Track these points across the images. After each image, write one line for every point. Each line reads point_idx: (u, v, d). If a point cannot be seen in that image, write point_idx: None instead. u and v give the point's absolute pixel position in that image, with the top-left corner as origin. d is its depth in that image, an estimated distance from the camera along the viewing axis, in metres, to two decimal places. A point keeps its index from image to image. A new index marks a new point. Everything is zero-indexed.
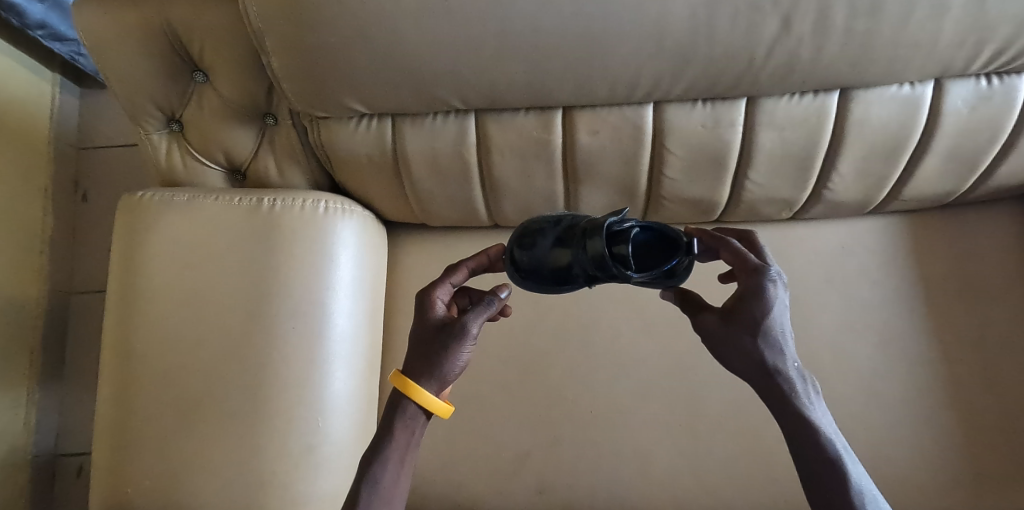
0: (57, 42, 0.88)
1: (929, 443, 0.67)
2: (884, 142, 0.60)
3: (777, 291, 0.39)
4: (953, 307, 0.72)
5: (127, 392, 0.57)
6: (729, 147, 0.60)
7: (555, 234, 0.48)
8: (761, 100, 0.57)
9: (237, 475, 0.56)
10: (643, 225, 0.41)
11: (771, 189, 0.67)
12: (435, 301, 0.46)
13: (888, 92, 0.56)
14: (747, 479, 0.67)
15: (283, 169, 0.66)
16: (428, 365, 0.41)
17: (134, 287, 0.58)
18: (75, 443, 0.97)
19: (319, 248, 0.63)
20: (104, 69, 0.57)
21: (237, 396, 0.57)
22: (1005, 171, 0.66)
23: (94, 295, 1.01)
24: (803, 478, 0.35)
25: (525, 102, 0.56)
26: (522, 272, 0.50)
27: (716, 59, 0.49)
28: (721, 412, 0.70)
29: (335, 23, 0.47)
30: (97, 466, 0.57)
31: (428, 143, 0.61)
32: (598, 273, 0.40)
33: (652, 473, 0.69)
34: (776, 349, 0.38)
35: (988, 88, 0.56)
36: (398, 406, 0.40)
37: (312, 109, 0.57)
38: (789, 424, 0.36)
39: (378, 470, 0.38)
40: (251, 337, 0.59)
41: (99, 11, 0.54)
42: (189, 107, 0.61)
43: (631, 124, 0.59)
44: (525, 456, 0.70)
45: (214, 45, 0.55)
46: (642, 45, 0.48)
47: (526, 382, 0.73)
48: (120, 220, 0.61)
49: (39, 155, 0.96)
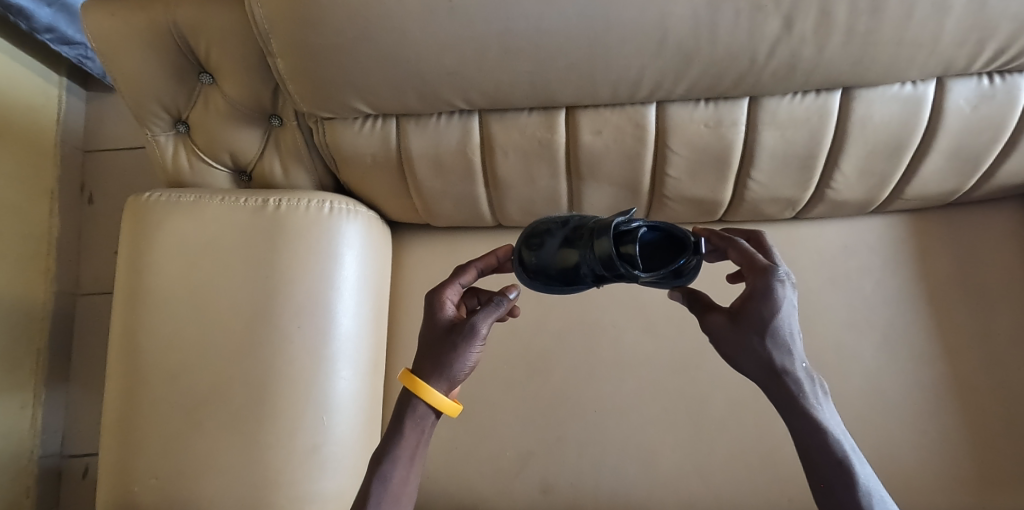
0: (65, 46, 0.89)
1: (933, 442, 0.67)
2: (887, 142, 0.60)
3: (784, 292, 0.39)
4: (956, 306, 0.72)
5: (133, 391, 0.57)
6: (731, 146, 0.61)
7: (563, 235, 0.48)
8: (763, 100, 0.57)
9: (243, 474, 0.56)
10: (650, 225, 0.41)
11: (774, 189, 0.67)
12: (444, 301, 0.46)
13: (890, 91, 0.56)
14: (750, 478, 0.67)
15: (288, 169, 0.67)
16: (438, 365, 0.41)
17: (141, 287, 0.59)
18: (81, 444, 0.97)
19: (324, 248, 0.63)
20: (111, 71, 0.58)
21: (243, 395, 0.58)
22: (1007, 170, 0.66)
23: (99, 296, 1.01)
24: (809, 478, 0.36)
25: (528, 101, 0.56)
26: (530, 272, 0.50)
27: (719, 58, 0.49)
28: (725, 411, 0.70)
29: (340, 24, 0.47)
30: (103, 464, 0.58)
31: (432, 143, 0.61)
32: (605, 272, 0.41)
33: (656, 472, 0.69)
34: (784, 349, 0.38)
35: (990, 86, 0.56)
36: (408, 405, 0.41)
37: (317, 110, 0.57)
38: (797, 425, 0.37)
39: (388, 468, 0.39)
40: (256, 336, 0.59)
41: (105, 13, 0.54)
42: (196, 109, 0.62)
43: (633, 124, 0.59)
44: (529, 456, 0.70)
45: (220, 47, 0.55)
46: (645, 45, 0.48)
47: (530, 381, 0.73)
48: (127, 220, 0.62)
49: (46, 159, 0.96)
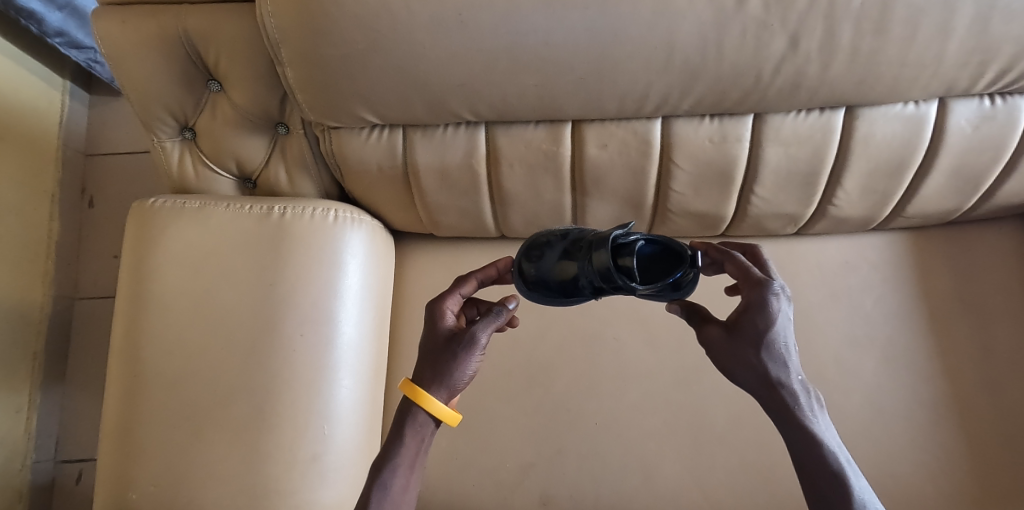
0: (74, 49, 0.89)
1: (936, 460, 0.67)
2: (889, 161, 0.61)
3: (780, 304, 0.40)
4: (956, 324, 0.72)
5: (134, 396, 0.57)
6: (735, 162, 0.61)
7: (562, 248, 0.49)
8: (769, 117, 0.57)
9: (244, 481, 0.56)
10: (649, 238, 0.41)
11: (776, 204, 0.67)
12: (445, 311, 0.46)
13: (893, 110, 0.56)
14: (752, 494, 0.67)
15: (294, 177, 0.67)
16: (439, 374, 0.41)
17: (144, 294, 0.58)
18: (75, 449, 0.96)
19: (328, 256, 0.63)
20: (120, 77, 0.58)
21: (244, 402, 0.57)
22: (1008, 190, 0.66)
23: (99, 300, 1.01)
24: (805, 490, 0.36)
25: (535, 114, 0.57)
26: (530, 283, 0.51)
27: (725, 76, 0.50)
28: (727, 425, 0.70)
29: (350, 34, 0.47)
30: (102, 472, 0.57)
31: (438, 154, 0.61)
32: (603, 284, 0.41)
33: (657, 487, 0.68)
34: (780, 361, 0.38)
35: (992, 107, 0.56)
36: (408, 413, 0.41)
37: (325, 119, 0.57)
38: (792, 437, 0.37)
39: (389, 476, 0.38)
40: (259, 344, 0.59)
41: (117, 19, 0.54)
42: (203, 116, 0.62)
43: (639, 138, 0.59)
44: (529, 467, 0.70)
45: (229, 55, 0.56)
46: (652, 62, 0.49)
47: (531, 393, 0.73)
48: (131, 225, 0.61)
49: (49, 162, 0.96)
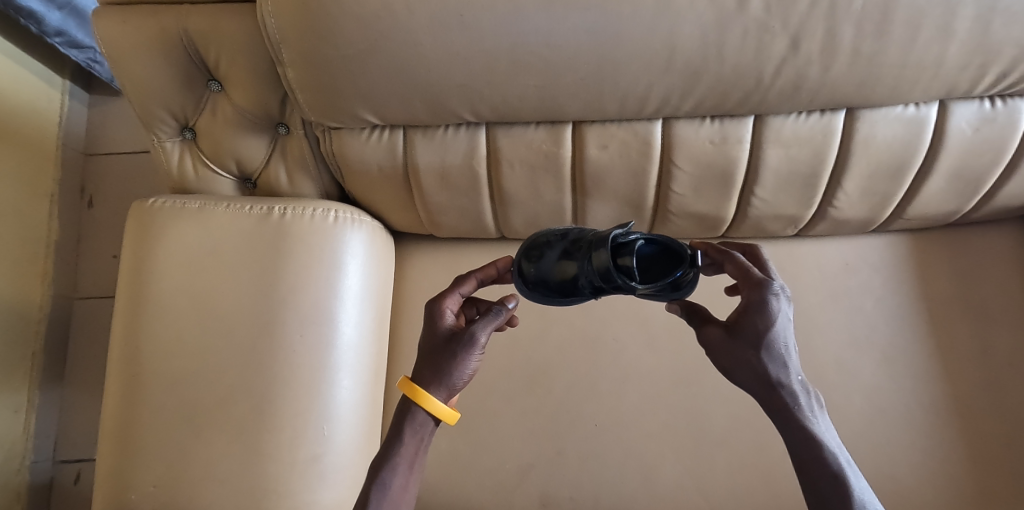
0: (74, 49, 0.89)
1: (935, 462, 0.67)
2: (889, 162, 0.61)
3: (779, 305, 0.40)
4: (956, 326, 0.72)
5: (133, 396, 0.57)
6: (736, 163, 0.61)
7: (562, 248, 0.48)
8: (769, 118, 0.57)
9: (243, 481, 0.56)
10: (649, 238, 0.41)
11: (777, 205, 0.67)
12: (444, 310, 0.46)
13: (893, 112, 0.56)
14: (752, 495, 0.67)
15: (294, 177, 0.67)
16: (438, 373, 0.41)
17: (144, 293, 0.58)
18: (73, 449, 0.96)
19: (328, 257, 0.63)
20: (120, 77, 0.58)
21: (243, 402, 0.57)
22: (1008, 192, 0.66)
23: (98, 300, 1.01)
24: (805, 491, 0.36)
25: (536, 115, 0.57)
26: (529, 283, 0.51)
27: (726, 78, 0.50)
28: (726, 426, 0.70)
29: (351, 34, 0.47)
30: (101, 472, 0.57)
31: (438, 154, 0.61)
32: (602, 284, 0.41)
33: (657, 488, 0.68)
34: (779, 362, 0.38)
35: (992, 109, 0.57)
36: (407, 413, 0.41)
37: (326, 120, 0.57)
38: (791, 438, 0.37)
39: (388, 475, 0.38)
40: (258, 344, 0.59)
41: (117, 18, 0.54)
42: (203, 116, 0.62)
43: (640, 139, 0.59)
44: (529, 468, 0.70)
45: (229, 55, 0.55)
46: (653, 63, 0.49)
47: (531, 394, 0.73)
48: (131, 225, 0.61)
49: (48, 162, 0.96)
